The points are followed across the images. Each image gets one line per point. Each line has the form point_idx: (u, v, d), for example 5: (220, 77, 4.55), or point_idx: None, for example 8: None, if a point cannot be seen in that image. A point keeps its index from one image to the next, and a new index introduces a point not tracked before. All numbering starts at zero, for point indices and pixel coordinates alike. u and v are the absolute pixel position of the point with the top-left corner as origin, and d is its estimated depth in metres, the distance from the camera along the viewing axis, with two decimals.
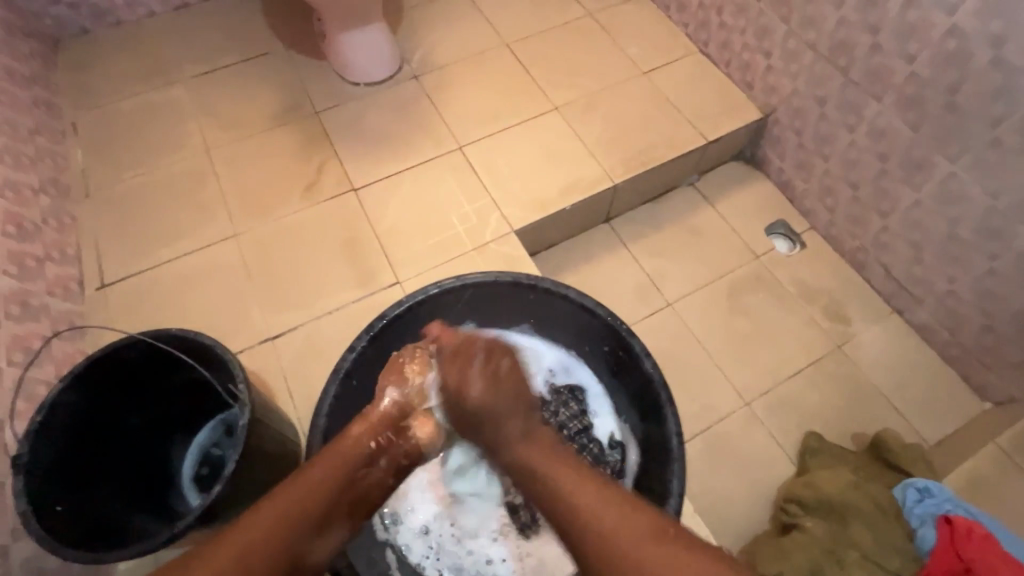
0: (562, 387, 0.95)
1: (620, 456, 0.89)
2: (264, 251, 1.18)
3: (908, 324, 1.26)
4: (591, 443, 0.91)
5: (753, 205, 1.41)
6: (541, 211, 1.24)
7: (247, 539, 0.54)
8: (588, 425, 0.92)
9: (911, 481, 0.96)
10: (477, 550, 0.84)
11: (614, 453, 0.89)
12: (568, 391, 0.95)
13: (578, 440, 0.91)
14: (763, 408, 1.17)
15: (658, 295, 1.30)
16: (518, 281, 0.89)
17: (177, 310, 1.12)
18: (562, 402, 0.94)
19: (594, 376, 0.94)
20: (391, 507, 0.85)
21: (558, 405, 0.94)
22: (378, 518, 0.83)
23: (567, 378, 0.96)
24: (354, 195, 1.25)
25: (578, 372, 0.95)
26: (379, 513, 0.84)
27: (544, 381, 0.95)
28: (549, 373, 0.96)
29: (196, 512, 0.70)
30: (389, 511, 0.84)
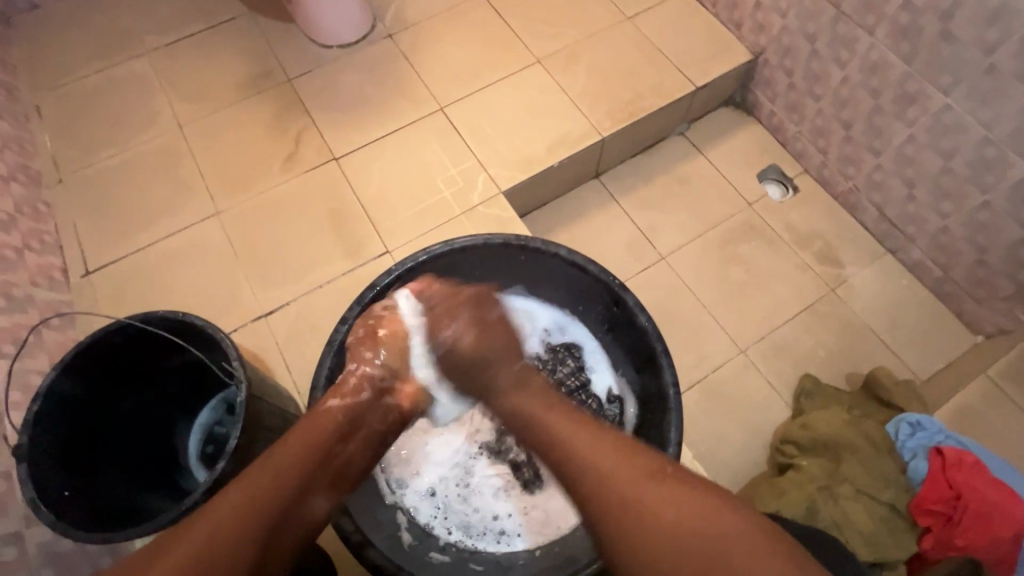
0: (558, 346, 0.95)
1: (618, 410, 0.90)
2: (249, 227, 1.16)
3: (901, 263, 1.26)
4: (590, 398, 0.91)
5: (745, 152, 1.38)
6: (528, 169, 1.21)
7: (228, 509, 0.54)
8: (586, 381, 0.93)
9: (903, 416, 0.95)
10: (483, 504, 0.86)
11: (612, 407, 0.90)
12: (565, 349, 0.95)
13: (576, 397, 0.91)
14: (759, 354, 1.18)
15: (650, 249, 1.29)
16: (508, 242, 0.86)
17: (166, 292, 1.11)
18: (559, 359, 0.94)
19: (589, 332, 0.94)
20: (398, 470, 0.87)
21: (554, 363, 0.94)
22: (385, 482, 0.85)
23: (563, 337, 0.96)
24: (335, 163, 1.22)
25: (573, 329, 0.95)
26: (385, 477, 0.85)
27: (540, 341, 0.96)
28: (545, 332, 0.96)
29: (203, 489, 0.69)
30: (398, 474, 0.86)
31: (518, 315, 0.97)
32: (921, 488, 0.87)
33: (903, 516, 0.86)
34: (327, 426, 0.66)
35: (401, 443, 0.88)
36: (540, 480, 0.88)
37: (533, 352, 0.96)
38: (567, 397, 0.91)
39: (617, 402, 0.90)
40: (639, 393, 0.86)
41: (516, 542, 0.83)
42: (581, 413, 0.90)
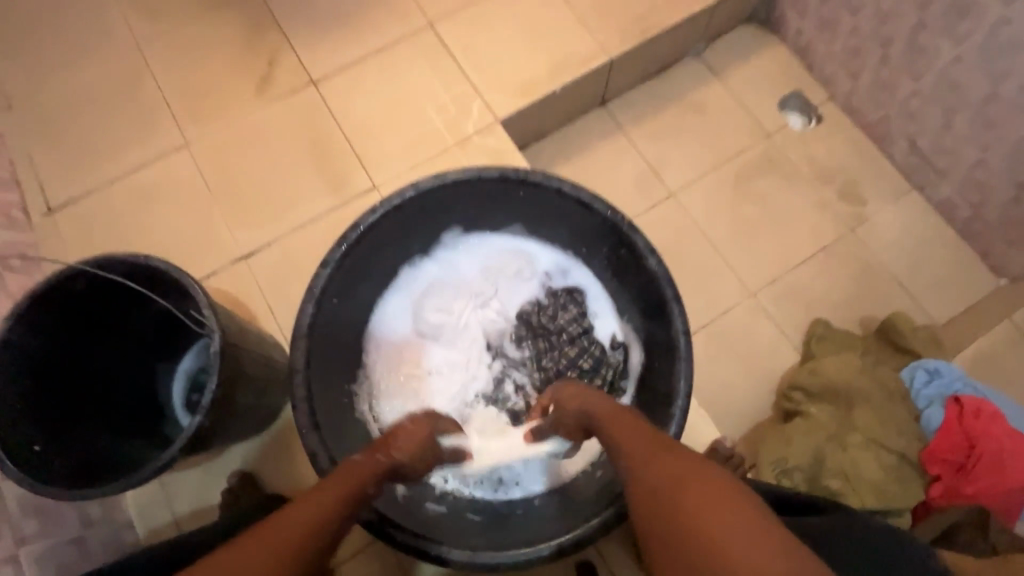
0: (559, 290, 0.90)
1: (623, 357, 0.85)
2: (223, 161, 1.06)
3: (927, 201, 1.17)
4: (592, 345, 0.87)
5: (767, 77, 1.25)
6: (528, 94, 1.10)
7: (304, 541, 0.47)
8: (588, 328, 0.88)
9: (921, 363, 0.90)
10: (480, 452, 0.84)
11: (616, 353, 0.85)
12: (566, 294, 0.89)
13: (578, 344, 0.87)
14: (770, 298, 1.12)
15: (659, 185, 1.19)
16: (505, 175, 0.77)
17: (137, 231, 1.02)
18: (560, 305, 0.89)
19: (593, 276, 0.87)
20: (391, 418, 0.83)
21: (556, 310, 0.89)
22: (377, 432, 0.81)
23: (564, 281, 0.90)
24: (314, 88, 1.10)
25: (576, 273, 0.89)
26: (378, 427, 0.81)
27: (541, 285, 0.90)
28: (545, 276, 0.90)
29: (181, 442, 0.64)
30: (391, 422, 0.83)
31: (516, 256, 0.90)
32: (935, 437, 0.83)
33: (913, 465, 0.83)
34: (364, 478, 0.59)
35: (393, 391, 0.84)
36: None
37: (533, 297, 0.91)
38: (568, 345, 0.87)
39: (622, 349, 0.85)
40: (644, 341, 0.80)
41: (515, 491, 0.81)
42: (583, 360, 0.86)
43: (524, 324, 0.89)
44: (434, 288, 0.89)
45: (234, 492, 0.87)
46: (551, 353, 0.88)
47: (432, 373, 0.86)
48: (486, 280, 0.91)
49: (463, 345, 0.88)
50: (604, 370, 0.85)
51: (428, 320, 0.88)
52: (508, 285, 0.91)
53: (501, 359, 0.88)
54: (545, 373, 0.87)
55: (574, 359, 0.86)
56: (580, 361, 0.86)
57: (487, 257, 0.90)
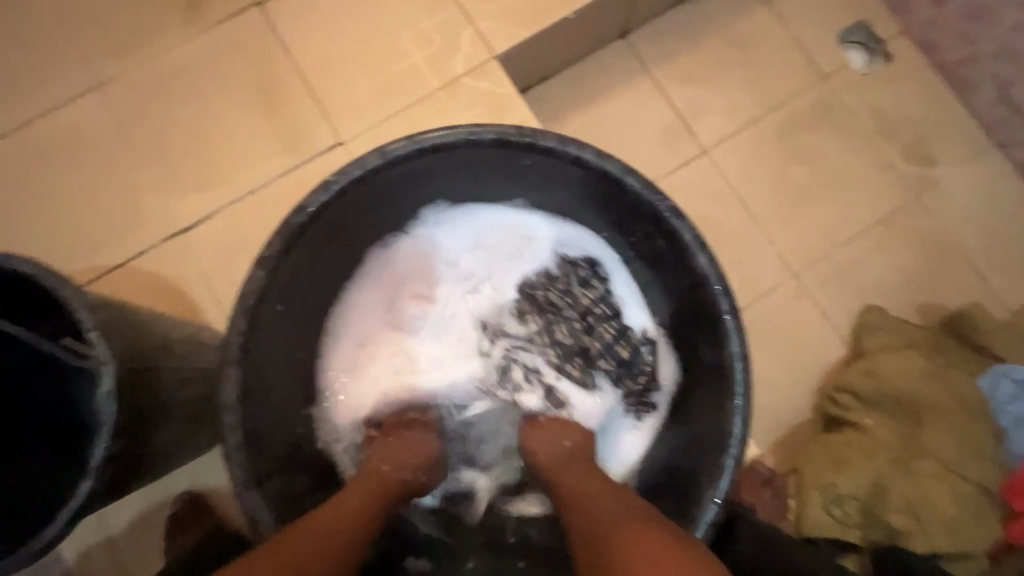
0: (576, 261, 0.70)
1: (656, 353, 0.68)
2: (147, 108, 0.84)
3: (1009, 162, 0.98)
4: (619, 333, 0.69)
5: (827, 2, 1.01)
6: (533, 21, 0.86)
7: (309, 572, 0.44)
8: (614, 309, 0.69)
9: (1004, 369, 0.75)
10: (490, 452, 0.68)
11: (648, 345, 0.68)
12: (585, 266, 0.70)
13: (602, 330, 0.69)
14: (816, 279, 0.95)
15: (690, 140, 0.98)
16: (505, 138, 0.57)
17: (41, 198, 0.82)
18: (578, 280, 0.70)
19: (616, 251, 0.69)
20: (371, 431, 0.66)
21: (572, 285, 0.70)
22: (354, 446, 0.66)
23: (580, 248, 0.70)
24: (258, 11, 0.85)
25: (595, 244, 0.70)
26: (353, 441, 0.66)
27: (552, 254, 0.71)
28: (557, 243, 0.71)
29: (65, 518, 0.46)
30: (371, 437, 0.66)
31: (518, 220, 0.70)
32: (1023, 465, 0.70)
33: (991, 495, 0.70)
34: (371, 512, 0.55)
35: (367, 394, 0.67)
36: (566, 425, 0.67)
37: (541, 268, 0.71)
38: (592, 329, 0.70)
39: (654, 345, 0.68)
40: (680, 352, 0.64)
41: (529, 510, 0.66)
42: (613, 351, 0.69)
43: (531, 301, 0.70)
44: (412, 264, 0.70)
45: (181, 520, 0.73)
46: (569, 339, 0.70)
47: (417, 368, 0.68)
48: (477, 252, 0.71)
49: (455, 334, 0.70)
50: (640, 362, 0.68)
51: (407, 304, 0.69)
52: (506, 255, 0.71)
53: (503, 341, 0.69)
54: (564, 361, 0.69)
55: (600, 349, 0.69)
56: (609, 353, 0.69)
57: (478, 225, 0.70)
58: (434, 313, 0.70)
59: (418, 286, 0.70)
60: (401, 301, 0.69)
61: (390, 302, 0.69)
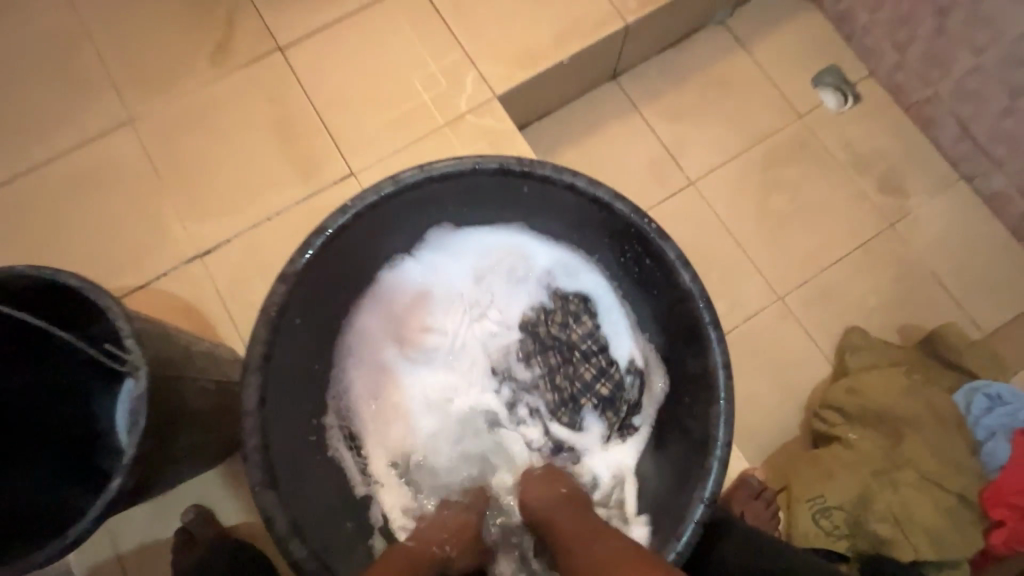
0: (569, 296, 0.76)
1: (641, 388, 0.72)
2: (174, 142, 0.90)
3: (975, 194, 1.05)
4: (609, 366, 0.74)
5: (801, 49, 1.11)
6: (531, 65, 0.94)
7: None
8: (605, 344, 0.74)
9: (980, 386, 0.78)
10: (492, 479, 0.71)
11: (634, 377, 0.72)
12: (578, 302, 0.75)
13: (593, 363, 0.74)
14: (800, 302, 1.00)
15: (677, 172, 1.05)
16: (506, 167, 0.63)
17: (69, 224, 0.87)
18: (571, 314, 0.76)
19: (604, 282, 0.73)
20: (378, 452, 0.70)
21: (566, 319, 0.76)
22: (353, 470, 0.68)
23: (573, 284, 0.75)
24: (280, 56, 0.94)
25: (586, 277, 0.74)
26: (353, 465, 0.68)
27: (546, 289, 0.77)
28: (551, 279, 0.76)
29: (94, 515, 0.49)
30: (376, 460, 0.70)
31: (515, 255, 0.75)
32: (998, 476, 0.73)
33: (971, 506, 0.73)
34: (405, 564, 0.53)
35: (369, 417, 0.71)
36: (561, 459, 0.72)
37: (536, 303, 0.77)
38: (584, 362, 0.74)
39: (640, 380, 0.72)
40: (669, 366, 0.68)
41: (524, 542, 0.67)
42: (601, 384, 0.73)
43: (531, 336, 0.76)
44: (416, 296, 0.75)
45: (189, 533, 0.74)
46: (563, 371, 0.75)
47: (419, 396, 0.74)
48: (480, 286, 0.77)
49: (460, 366, 0.75)
50: (629, 395, 0.72)
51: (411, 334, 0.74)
52: (507, 291, 0.77)
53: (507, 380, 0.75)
54: (559, 394, 0.74)
55: (590, 381, 0.74)
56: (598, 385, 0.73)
57: (480, 258, 0.76)
58: (436, 343, 0.74)
59: (422, 317, 0.75)
60: (405, 330, 0.74)
61: (395, 331, 0.73)
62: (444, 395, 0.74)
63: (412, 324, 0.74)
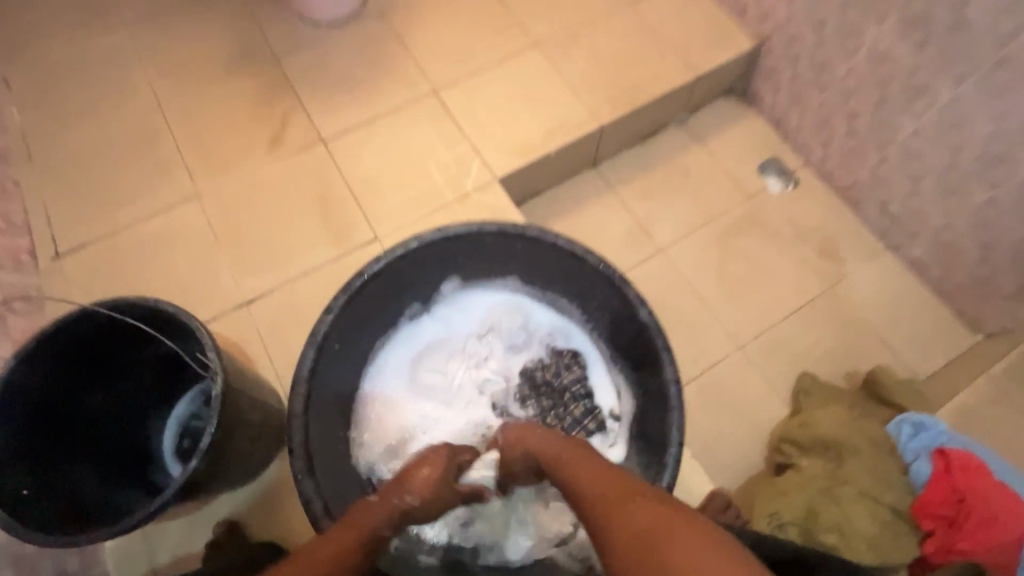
0: (563, 351, 0.92)
1: (618, 431, 0.85)
2: (230, 212, 1.10)
3: (901, 261, 1.24)
4: (593, 408, 0.88)
5: (747, 144, 1.35)
6: (524, 155, 1.17)
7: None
8: (591, 390, 0.89)
9: (906, 416, 0.93)
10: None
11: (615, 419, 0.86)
12: (570, 355, 0.91)
13: (581, 405, 0.88)
14: (757, 351, 1.16)
15: (648, 241, 1.25)
16: (504, 229, 0.81)
17: (139, 278, 1.05)
18: (564, 365, 0.91)
19: (591, 341, 0.89)
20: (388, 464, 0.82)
21: (559, 368, 0.91)
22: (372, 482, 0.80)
23: (567, 342, 0.92)
24: (323, 146, 1.16)
25: (576, 336, 0.91)
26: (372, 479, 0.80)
27: (543, 344, 0.93)
28: (547, 336, 0.92)
29: (175, 487, 0.65)
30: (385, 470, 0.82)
31: (516, 314, 0.92)
32: (924, 490, 0.85)
33: (904, 518, 0.84)
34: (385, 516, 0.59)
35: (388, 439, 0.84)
36: None
37: (535, 356, 0.93)
38: (573, 403, 0.89)
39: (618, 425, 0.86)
40: (636, 390, 0.82)
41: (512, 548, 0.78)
42: (587, 422, 0.87)
43: (527, 381, 0.91)
44: (433, 343, 0.92)
45: (218, 545, 0.84)
46: (554, 410, 0.89)
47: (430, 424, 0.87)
48: (486, 337, 0.93)
49: (462, 402, 0.89)
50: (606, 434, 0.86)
51: (427, 373, 0.90)
52: (509, 342, 0.93)
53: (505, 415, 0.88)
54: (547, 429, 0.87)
55: (578, 419, 0.87)
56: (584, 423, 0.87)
57: (487, 315, 0.93)
58: (447, 381, 0.90)
59: (437, 359, 0.91)
60: (422, 370, 0.90)
61: (414, 370, 0.90)
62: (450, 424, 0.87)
63: (428, 364, 0.90)
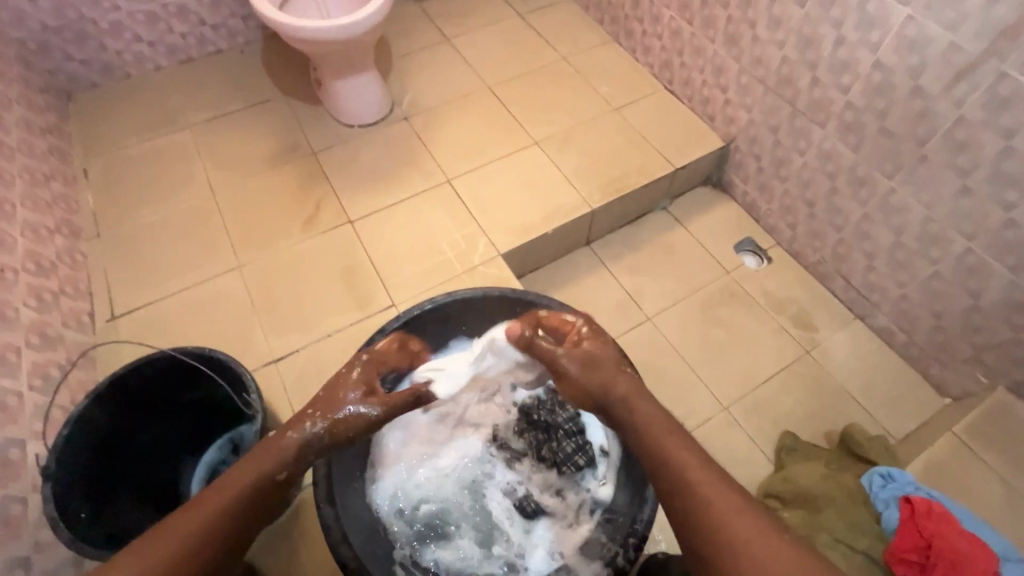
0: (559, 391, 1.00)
1: (607, 467, 0.92)
2: (266, 281, 1.26)
3: (869, 329, 1.36)
4: (584, 444, 0.95)
5: (723, 226, 1.52)
6: (525, 234, 1.34)
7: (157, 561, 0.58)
8: (583, 428, 0.96)
9: (876, 469, 1.01)
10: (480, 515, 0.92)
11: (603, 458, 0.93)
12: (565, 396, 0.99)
13: (573, 441, 0.95)
14: (741, 411, 1.25)
15: (638, 310, 1.38)
16: (505, 295, 0.95)
17: (182, 338, 1.18)
18: (559, 403, 0.99)
19: None
20: (392, 486, 0.90)
21: (554, 406, 0.99)
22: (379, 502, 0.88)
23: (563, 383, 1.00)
24: (350, 226, 1.34)
25: None
26: (380, 498, 0.88)
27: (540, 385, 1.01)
28: None
29: None
30: (390, 491, 0.90)
31: None
32: (895, 537, 0.92)
33: (878, 564, 0.91)
34: (272, 460, 0.71)
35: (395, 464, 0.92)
36: (535, 514, 0.92)
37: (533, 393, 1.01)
38: (565, 439, 0.96)
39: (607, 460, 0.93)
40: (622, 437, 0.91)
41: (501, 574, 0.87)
42: (578, 456, 0.94)
43: (525, 417, 0.99)
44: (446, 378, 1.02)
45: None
46: (547, 444, 0.96)
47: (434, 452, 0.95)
48: None
49: (465, 432, 0.98)
50: (596, 468, 0.93)
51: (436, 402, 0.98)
52: None
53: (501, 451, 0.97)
54: (541, 461, 0.96)
55: (570, 454, 0.94)
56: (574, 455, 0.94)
57: None
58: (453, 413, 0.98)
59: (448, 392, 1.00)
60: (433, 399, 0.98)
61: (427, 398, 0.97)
62: (453, 452, 0.96)
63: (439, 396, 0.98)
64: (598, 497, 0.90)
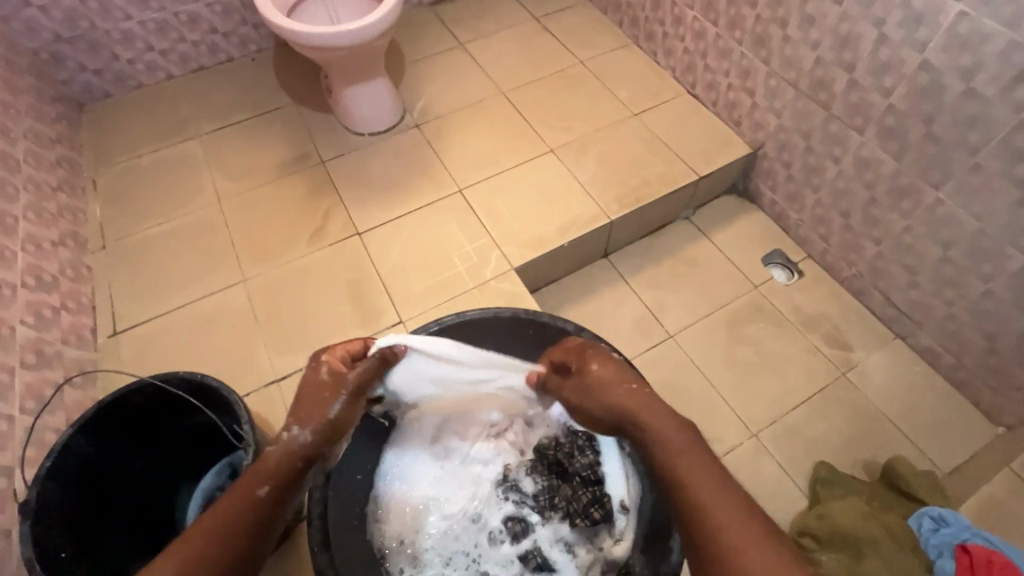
0: (579, 433, 0.93)
1: (625, 524, 0.86)
2: (271, 296, 1.22)
3: (911, 350, 1.26)
4: (603, 495, 0.88)
5: (750, 237, 1.44)
6: (539, 248, 1.27)
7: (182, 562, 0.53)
8: (603, 476, 0.90)
9: (925, 510, 0.95)
10: (485, 562, 0.87)
11: (621, 517, 0.87)
12: (585, 438, 0.93)
13: (590, 489, 0.89)
14: (771, 438, 1.16)
15: (658, 327, 1.31)
16: (518, 315, 0.91)
17: (182, 355, 1.14)
18: (578, 447, 0.92)
19: None
20: (397, 529, 0.88)
21: (573, 449, 0.92)
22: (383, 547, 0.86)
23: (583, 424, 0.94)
24: (358, 239, 1.29)
25: None
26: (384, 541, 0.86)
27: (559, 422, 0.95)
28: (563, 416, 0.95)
29: None
30: (393, 534, 0.87)
31: None
32: None
33: None
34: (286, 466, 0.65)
35: (401, 505, 0.89)
36: (542, 568, 0.87)
37: (551, 432, 0.95)
38: (581, 488, 0.90)
39: (626, 516, 0.87)
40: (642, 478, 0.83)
41: None
42: (594, 508, 0.87)
43: (540, 458, 0.93)
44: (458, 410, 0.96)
45: None
46: (562, 491, 0.91)
47: (440, 491, 0.91)
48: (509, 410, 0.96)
49: (474, 472, 0.93)
50: (613, 524, 0.87)
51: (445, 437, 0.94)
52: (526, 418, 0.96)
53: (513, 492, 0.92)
54: (553, 509, 0.90)
55: (586, 504, 0.88)
56: (590, 507, 0.87)
57: None
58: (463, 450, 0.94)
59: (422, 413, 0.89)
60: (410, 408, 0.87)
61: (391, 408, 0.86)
62: (459, 492, 0.92)
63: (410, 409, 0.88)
64: (612, 556, 0.85)
